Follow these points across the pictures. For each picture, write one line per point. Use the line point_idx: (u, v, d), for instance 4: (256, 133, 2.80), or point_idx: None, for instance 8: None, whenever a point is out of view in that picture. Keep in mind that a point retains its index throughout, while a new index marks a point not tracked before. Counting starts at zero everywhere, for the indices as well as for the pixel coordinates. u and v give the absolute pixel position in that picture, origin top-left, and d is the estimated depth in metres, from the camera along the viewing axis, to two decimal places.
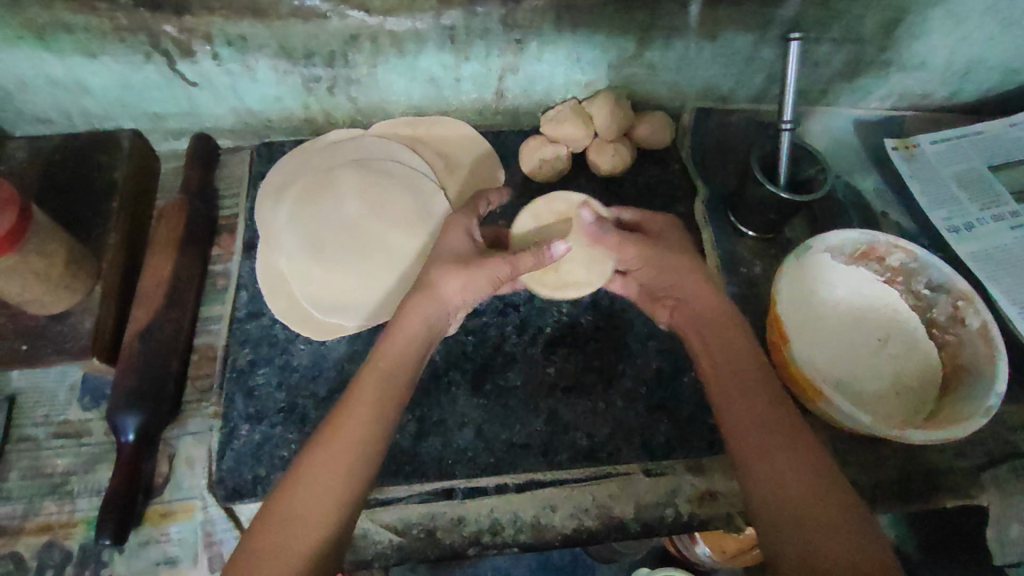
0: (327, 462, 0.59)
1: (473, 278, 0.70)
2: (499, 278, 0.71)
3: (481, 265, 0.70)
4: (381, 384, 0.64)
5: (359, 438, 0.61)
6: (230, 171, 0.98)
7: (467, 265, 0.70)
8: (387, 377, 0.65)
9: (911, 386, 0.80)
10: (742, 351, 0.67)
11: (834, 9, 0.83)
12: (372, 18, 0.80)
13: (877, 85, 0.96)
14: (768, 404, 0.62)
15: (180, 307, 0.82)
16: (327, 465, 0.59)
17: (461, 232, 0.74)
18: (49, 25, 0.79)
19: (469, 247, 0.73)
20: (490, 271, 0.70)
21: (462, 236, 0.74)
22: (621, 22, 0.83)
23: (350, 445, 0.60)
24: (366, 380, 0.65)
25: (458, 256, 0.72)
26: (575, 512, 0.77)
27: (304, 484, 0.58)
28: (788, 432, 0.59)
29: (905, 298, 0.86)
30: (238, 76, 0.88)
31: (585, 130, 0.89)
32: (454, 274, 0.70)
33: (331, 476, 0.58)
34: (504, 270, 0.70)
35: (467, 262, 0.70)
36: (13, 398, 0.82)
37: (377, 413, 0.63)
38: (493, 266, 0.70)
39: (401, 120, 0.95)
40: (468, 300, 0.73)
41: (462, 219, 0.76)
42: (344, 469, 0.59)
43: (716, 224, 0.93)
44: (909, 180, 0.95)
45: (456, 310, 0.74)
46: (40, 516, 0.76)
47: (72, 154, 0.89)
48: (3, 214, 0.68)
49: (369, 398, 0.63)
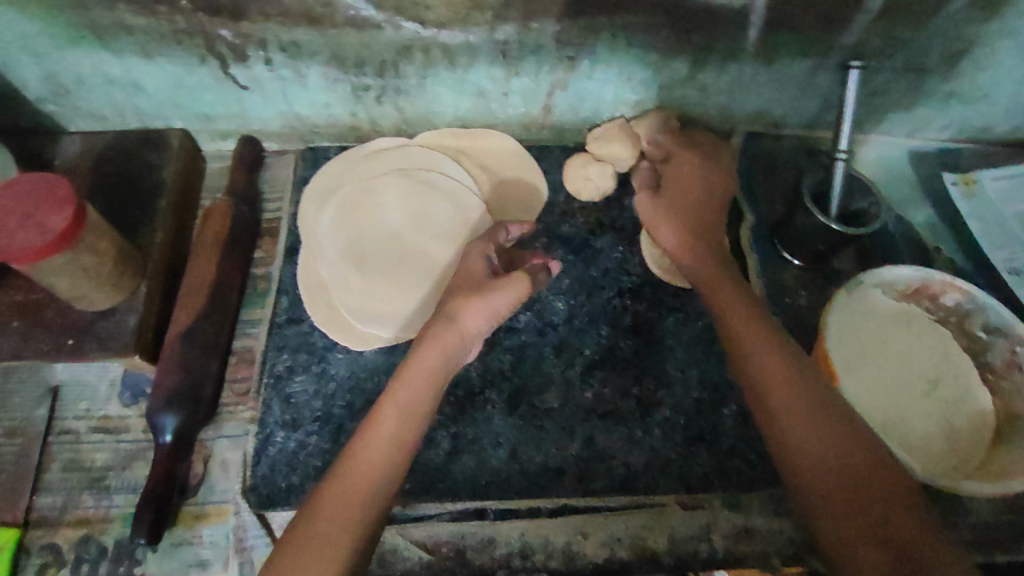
0: (353, 488, 0.60)
1: (491, 300, 0.70)
2: (514, 301, 0.72)
3: (499, 289, 0.70)
4: (400, 414, 0.65)
5: (382, 465, 0.62)
6: (275, 174, 0.98)
7: (485, 292, 0.70)
8: (407, 406, 0.65)
9: (962, 432, 0.77)
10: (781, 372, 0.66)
11: (898, 38, 0.80)
12: (426, 31, 0.80)
13: (937, 116, 0.93)
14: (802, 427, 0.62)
15: (222, 309, 0.83)
16: (353, 489, 0.60)
17: (480, 257, 0.75)
18: (111, 26, 0.80)
19: (485, 273, 0.74)
20: (508, 293, 0.71)
21: (480, 261, 0.75)
22: (676, 44, 0.82)
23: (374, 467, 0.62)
24: (387, 409, 0.65)
25: (476, 281, 0.72)
26: (607, 540, 0.76)
27: (328, 511, 0.59)
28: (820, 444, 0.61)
29: (958, 340, 0.82)
30: (289, 82, 0.89)
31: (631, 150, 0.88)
32: (469, 299, 0.70)
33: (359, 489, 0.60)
34: (521, 290, 0.71)
35: (486, 290, 0.70)
36: (56, 390, 0.83)
37: (398, 439, 0.63)
38: (512, 288, 0.70)
39: (445, 131, 0.95)
40: (489, 325, 0.72)
41: (482, 243, 0.76)
42: (364, 494, 0.60)
43: (762, 252, 0.91)
44: (967, 219, 0.92)
45: (476, 340, 0.72)
46: (79, 509, 0.77)
47: (124, 151, 0.91)
48: (60, 212, 0.69)
49: (391, 425, 0.64)
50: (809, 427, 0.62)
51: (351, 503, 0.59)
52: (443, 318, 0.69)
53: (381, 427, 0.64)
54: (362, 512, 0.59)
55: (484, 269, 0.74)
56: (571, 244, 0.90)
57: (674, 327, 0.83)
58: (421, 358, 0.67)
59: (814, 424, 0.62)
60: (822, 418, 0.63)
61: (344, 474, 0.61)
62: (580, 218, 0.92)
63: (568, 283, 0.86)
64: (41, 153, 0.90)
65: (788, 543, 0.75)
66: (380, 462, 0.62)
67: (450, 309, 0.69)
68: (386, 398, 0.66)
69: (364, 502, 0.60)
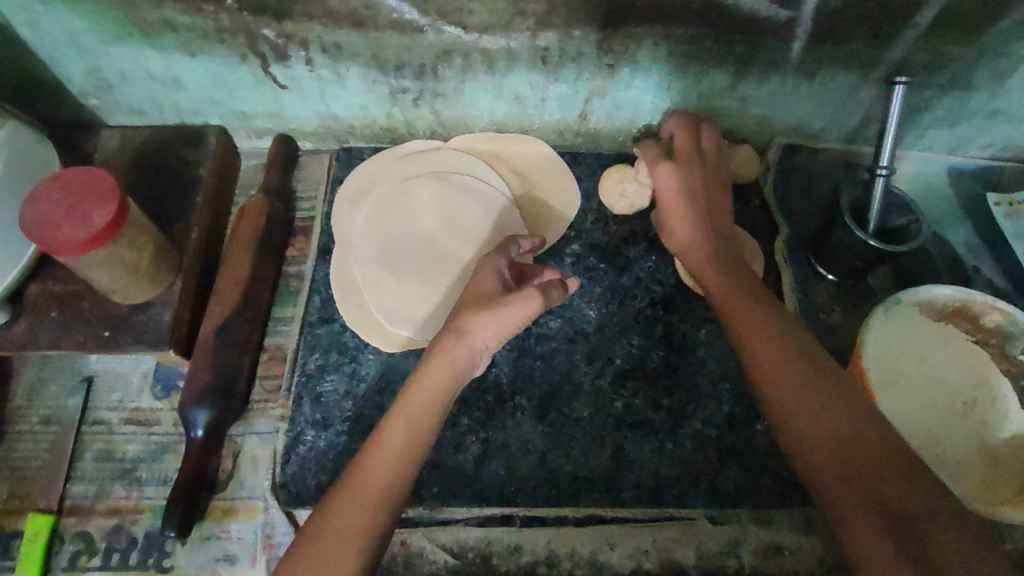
0: (364, 495, 0.60)
1: (501, 316, 0.69)
2: (525, 316, 0.71)
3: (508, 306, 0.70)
4: (409, 428, 0.65)
5: (391, 473, 0.62)
6: (309, 173, 0.99)
7: (495, 307, 0.69)
8: (415, 420, 0.65)
9: (1001, 456, 0.75)
10: (787, 354, 0.64)
11: (945, 54, 0.79)
12: (468, 35, 0.80)
13: (979, 134, 0.92)
14: (809, 406, 0.60)
15: (256, 306, 0.84)
16: (365, 495, 0.60)
17: (491, 271, 0.73)
18: (157, 22, 0.81)
19: (495, 288, 0.72)
20: (520, 309, 0.70)
21: (490, 275, 0.73)
22: (718, 54, 0.81)
23: (380, 479, 0.61)
24: (395, 422, 0.65)
25: (486, 293, 0.72)
26: (634, 552, 0.74)
27: (340, 517, 0.59)
28: (823, 422, 0.59)
29: (999, 362, 0.80)
30: (328, 82, 0.89)
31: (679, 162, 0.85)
32: (479, 316, 0.69)
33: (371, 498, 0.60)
34: (532, 307, 0.70)
35: (497, 306, 0.69)
36: (91, 379, 0.84)
37: (410, 452, 0.64)
38: (524, 303, 0.70)
39: (480, 135, 0.95)
40: (498, 340, 0.72)
41: (498, 255, 0.75)
42: (375, 501, 0.60)
43: (796, 267, 0.90)
44: (1013, 239, 0.89)
45: (484, 354, 0.72)
46: (110, 499, 0.78)
47: (162, 147, 0.92)
48: (104, 206, 0.70)
49: (400, 434, 0.64)
50: (818, 406, 0.60)
51: (362, 509, 0.59)
52: (454, 332, 0.69)
53: (392, 436, 0.64)
54: (374, 518, 0.59)
55: (498, 285, 0.73)
56: (604, 252, 0.89)
57: (706, 339, 0.83)
58: (429, 373, 0.67)
59: (819, 403, 0.60)
60: (828, 398, 0.60)
61: (357, 482, 0.61)
62: (613, 226, 0.91)
63: (600, 291, 0.86)
64: (82, 146, 0.91)
65: (818, 563, 0.74)
66: (391, 473, 0.62)
67: (461, 326, 0.69)
68: (396, 410, 0.66)
69: (377, 507, 0.60)
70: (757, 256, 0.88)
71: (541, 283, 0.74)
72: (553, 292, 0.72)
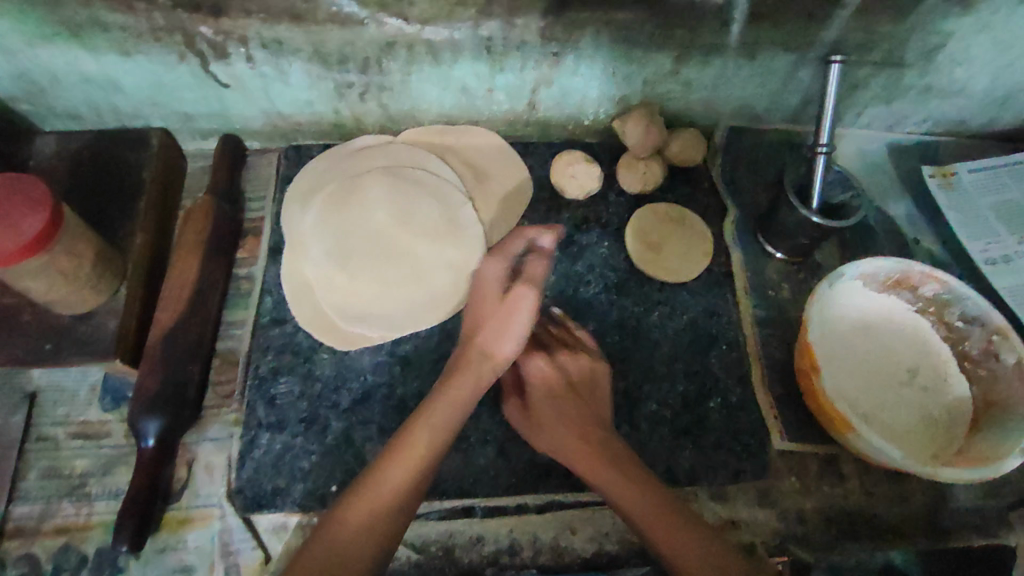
0: (377, 501, 0.62)
1: (508, 325, 0.70)
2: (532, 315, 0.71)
3: (511, 313, 0.70)
4: (432, 438, 0.65)
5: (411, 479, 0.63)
6: (257, 173, 0.97)
7: (502, 321, 0.70)
8: (439, 430, 0.66)
9: (940, 419, 0.78)
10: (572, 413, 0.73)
11: (876, 32, 0.82)
12: (410, 26, 0.79)
13: (915, 110, 0.95)
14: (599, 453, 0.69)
15: (205, 310, 0.81)
16: (378, 501, 0.62)
17: (492, 283, 0.74)
18: (86, 22, 0.78)
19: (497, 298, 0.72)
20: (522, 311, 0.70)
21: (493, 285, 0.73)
22: (660, 39, 0.82)
23: (399, 484, 0.63)
24: (421, 430, 0.66)
25: (493, 304, 0.72)
26: (596, 535, 0.75)
27: (355, 515, 0.61)
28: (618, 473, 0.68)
29: (938, 329, 0.83)
30: (270, 79, 0.87)
31: (640, 141, 0.89)
32: (493, 332, 0.70)
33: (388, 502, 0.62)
34: (530, 302, 0.70)
35: (502, 321, 0.70)
36: (34, 395, 0.81)
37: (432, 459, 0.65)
38: (521, 305, 0.70)
39: (430, 127, 0.94)
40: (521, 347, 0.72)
41: (496, 262, 0.74)
42: (392, 504, 0.62)
43: (745, 246, 0.92)
44: (946, 210, 0.94)
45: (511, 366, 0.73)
46: (58, 517, 0.76)
47: (101, 151, 0.89)
48: (36, 213, 0.67)
49: (425, 442, 0.65)
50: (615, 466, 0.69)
51: (369, 516, 0.61)
52: (482, 356, 0.70)
53: (415, 447, 0.65)
54: (385, 524, 0.61)
55: (500, 302, 0.72)
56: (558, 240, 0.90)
57: (660, 321, 0.86)
58: (455, 386, 0.68)
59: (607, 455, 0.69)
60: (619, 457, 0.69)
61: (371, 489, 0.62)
62: (566, 213, 0.92)
63: (555, 279, 0.87)
64: (14, 154, 0.87)
65: (773, 534, 0.77)
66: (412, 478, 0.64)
67: (489, 347, 0.70)
68: (422, 416, 0.66)
69: (394, 504, 0.62)
70: (707, 237, 0.90)
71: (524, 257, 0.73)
72: (535, 267, 0.72)
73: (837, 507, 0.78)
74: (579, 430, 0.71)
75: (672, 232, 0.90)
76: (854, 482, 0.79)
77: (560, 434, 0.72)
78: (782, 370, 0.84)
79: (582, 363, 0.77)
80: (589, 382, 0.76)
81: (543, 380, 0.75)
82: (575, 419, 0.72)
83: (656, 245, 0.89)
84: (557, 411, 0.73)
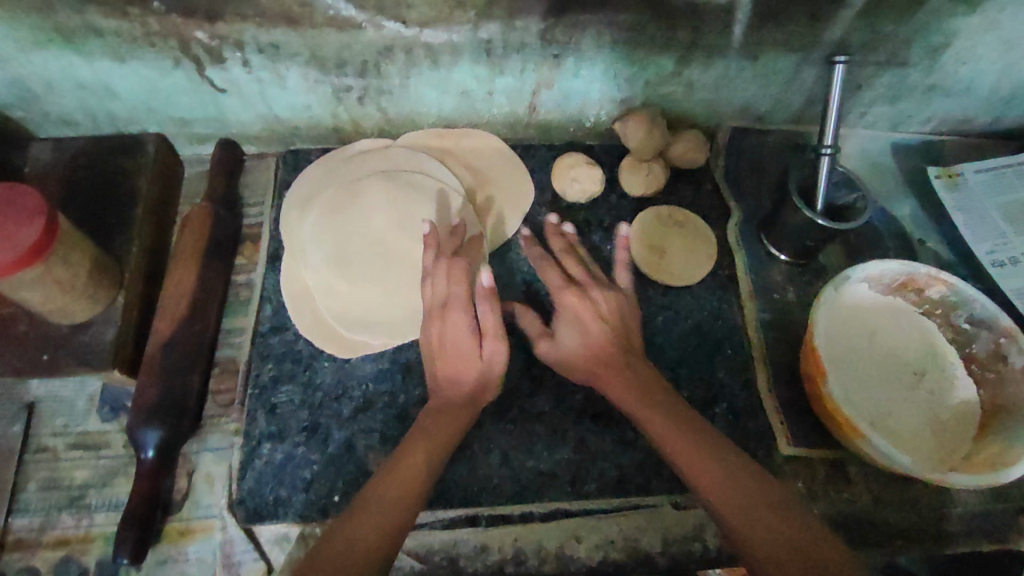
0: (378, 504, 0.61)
1: (489, 379, 0.72)
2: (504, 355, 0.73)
3: (489, 359, 0.71)
4: (427, 448, 0.67)
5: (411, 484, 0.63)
6: (255, 178, 0.96)
7: (483, 371, 0.71)
8: (434, 439, 0.67)
9: (947, 422, 0.78)
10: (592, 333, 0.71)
11: (880, 32, 0.81)
12: (408, 30, 0.78)
13: (919, 109, 0.94)
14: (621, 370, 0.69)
15: (204, 318, 0.81)
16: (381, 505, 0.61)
17: (459, 338, 0.71)
18: (79, 28, 0.77)
19: (468, 351, 0.71)
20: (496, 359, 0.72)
21: (460, 339, 0.71)
22: (662, 40, 0.81)
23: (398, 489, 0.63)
24: (416, 440, 0.68)
25: (468, 357, 0.71)
26: (601, 543, 0.75)
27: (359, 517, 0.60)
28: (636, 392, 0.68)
29: (943, 332, 0.82)
30: (268, 83, 0.86)
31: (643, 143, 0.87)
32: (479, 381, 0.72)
33: (389, 506, 0.61)
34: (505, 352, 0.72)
35: (480, 369, 0.71)
36: (32, 405, 0.81)
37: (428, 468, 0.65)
38: (496, 358, 0.71)
39: (429, 131, 0.94)
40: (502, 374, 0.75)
41: (456, 319, 0.71)
42: (395, 510, 0.61)
43: (749, 248, 0.91)
44: (953, 210, 0.93)
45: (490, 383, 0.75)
46: (58, 529, 0.75)
47: (97, 158, 0.88)
48: (31, 224, 0.66)
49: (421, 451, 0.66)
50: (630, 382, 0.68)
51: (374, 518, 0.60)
52: (473, 405, 0.72)
53: (413, 455, 0.66)
54: (390, 530, 0.60)
55: (476, 355, 0.71)
56: None
57: (664, 325, 0.85)
58: (446, 401, 0.71)
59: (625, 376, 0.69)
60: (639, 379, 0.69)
61: (378, 495, 0.62)
62: (567, 217, 0.91)
63: None
64: (9, 161, 0.86)
65: None
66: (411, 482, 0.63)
67: (476, 395, 0.72)
68: (416, 431, 0.69)
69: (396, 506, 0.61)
70: (710, 240, 0.89)
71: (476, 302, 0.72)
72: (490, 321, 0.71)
73: (844, 513, 0.77)
74: (598, 357, 0.71)
75: (674, 235, 0.89)
76: (860, 487, 0.79)
77: (580, 354, 0.72)
78: (787, 374, 0.83)
79: (610, 300, 0.72)
80: (618, 317, 0.72)
81: (566, 309, 0.73)
82: (603, 348, 0.71)
83: (660, 248, 0.88)
84: (578, 336, 0.72)
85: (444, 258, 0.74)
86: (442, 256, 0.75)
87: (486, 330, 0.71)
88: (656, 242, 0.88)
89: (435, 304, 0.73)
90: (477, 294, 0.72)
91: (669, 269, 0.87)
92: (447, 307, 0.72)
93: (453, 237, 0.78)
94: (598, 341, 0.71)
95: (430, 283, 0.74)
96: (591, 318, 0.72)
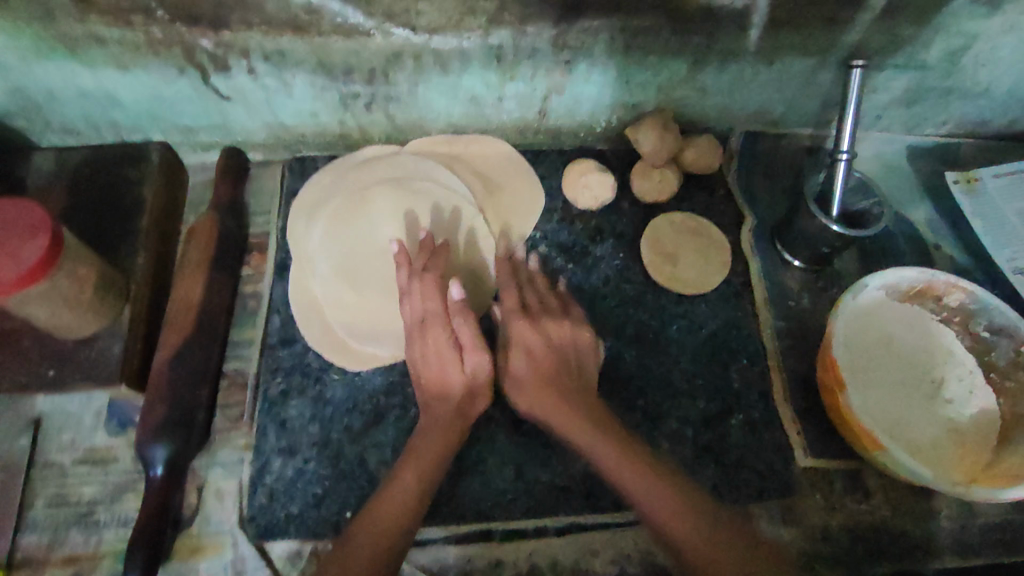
0: (373, 531, 0.62)
1: (476, 393, 0.72)
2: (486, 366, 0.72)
3: (470, 370, 0.71)
4: (417, 470, 0.66)
5: (403, 510, 0.64)
6: (261, 186, 0.94)
7: (469, 382, 0.71)
8: (424, 462, 0.67)
9: (967, 431, 0.76)
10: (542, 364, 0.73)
11: (899, 35, 0.79)
12: (417, 36, 0.76)
13: (936, 112, 0.92)
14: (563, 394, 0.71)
15: (212, 331, 0.79)
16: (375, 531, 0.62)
17: (440, 354, 0.71)
18: (82, 37, 0.75)
19: (450, 365, 0.71)
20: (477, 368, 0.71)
21: (442, 355, 0.71)
22: (675, 45, 0.79)
23: (393, 513, 0.63)
24: (408, 463, 0.67)
25: (451, 369, 0.71)
26: (617, 558, 0.74)
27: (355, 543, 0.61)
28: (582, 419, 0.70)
29: (963, 340, 0.81)
30: (273, 91, 0.85)
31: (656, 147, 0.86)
32: (467, 396, 0.71)
33: (382, 532, 0.62)
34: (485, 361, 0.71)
35: (467, 381, 0.71)
36: (39, 421, 0.80)
37: (420, 492, 0.65)
38: (479, 369, 0.71)
39: (438, 137, 0.92)
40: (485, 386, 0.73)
41: (435, 332, 0.71)
42: (389, 536, 0.62)
43: (763, 255, 0.89)
44: (971, 217, 0.92)
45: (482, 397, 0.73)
46: (67, 547, 0.74)
47: (101, 167, 0.86)
48: (36, 240, 0.65)
49: (411, 476, 0.66)
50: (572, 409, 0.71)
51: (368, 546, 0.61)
52: (463, 419, 0.71)
53: (402, 481, 0.66)
54: (385, 557, 0.61)
55: (459, 370, 0.71)
56: (571, 251, 0.88)
57: (678, 335, 0.84)
58: (435, 425, 0.70)
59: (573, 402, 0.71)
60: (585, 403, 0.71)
61: (373, 518, 0.63)
62: (579, 224, 0.90)
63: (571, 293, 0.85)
64: (11, 172, 0.85)
65: (800, 553, 0.75)
66: (402, 510, 0.64)
67: (466, 409, 0.71)
68: (408, 454, 0.68)
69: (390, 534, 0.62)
70: (725, 247, 0.89)
71: (453, 314, 0.72)
72: (467, 334, 0.71)
73: (863, 524, 0.76)
74: (550, 389, 0.71)
75: (687, 243, 0.88)
76: (878, 497, 0.78)
77: (539, 392, 0.72)
78: (804, 384, 0.82)
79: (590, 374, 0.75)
80: (572, 352, 0.74)
81: (522, 336, 0.74)
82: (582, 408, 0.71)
83: (673, 256, 0.88)
84: (533, 376, 0.72)
85: (417, 276, 0.74)
86: (415, 274, 0.74)
87: (466, 342, 0.71)
88: (669, 250, 0.88)
89: (414, 323, 0.73)
90: (452, 309, 0.72)
91: (684, 276, 0.86)
92: (425, 324, 0.72)
93: (425, 250, 0.76)
94: (565, 392, 0.71)
95: (406, 302, 0.74)
96: (543, 353, 0.73)
